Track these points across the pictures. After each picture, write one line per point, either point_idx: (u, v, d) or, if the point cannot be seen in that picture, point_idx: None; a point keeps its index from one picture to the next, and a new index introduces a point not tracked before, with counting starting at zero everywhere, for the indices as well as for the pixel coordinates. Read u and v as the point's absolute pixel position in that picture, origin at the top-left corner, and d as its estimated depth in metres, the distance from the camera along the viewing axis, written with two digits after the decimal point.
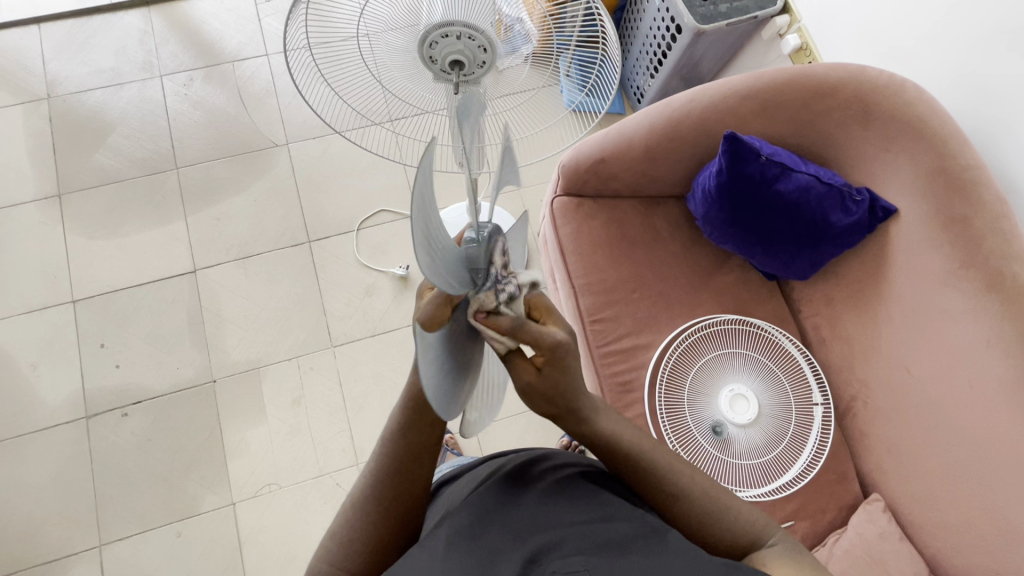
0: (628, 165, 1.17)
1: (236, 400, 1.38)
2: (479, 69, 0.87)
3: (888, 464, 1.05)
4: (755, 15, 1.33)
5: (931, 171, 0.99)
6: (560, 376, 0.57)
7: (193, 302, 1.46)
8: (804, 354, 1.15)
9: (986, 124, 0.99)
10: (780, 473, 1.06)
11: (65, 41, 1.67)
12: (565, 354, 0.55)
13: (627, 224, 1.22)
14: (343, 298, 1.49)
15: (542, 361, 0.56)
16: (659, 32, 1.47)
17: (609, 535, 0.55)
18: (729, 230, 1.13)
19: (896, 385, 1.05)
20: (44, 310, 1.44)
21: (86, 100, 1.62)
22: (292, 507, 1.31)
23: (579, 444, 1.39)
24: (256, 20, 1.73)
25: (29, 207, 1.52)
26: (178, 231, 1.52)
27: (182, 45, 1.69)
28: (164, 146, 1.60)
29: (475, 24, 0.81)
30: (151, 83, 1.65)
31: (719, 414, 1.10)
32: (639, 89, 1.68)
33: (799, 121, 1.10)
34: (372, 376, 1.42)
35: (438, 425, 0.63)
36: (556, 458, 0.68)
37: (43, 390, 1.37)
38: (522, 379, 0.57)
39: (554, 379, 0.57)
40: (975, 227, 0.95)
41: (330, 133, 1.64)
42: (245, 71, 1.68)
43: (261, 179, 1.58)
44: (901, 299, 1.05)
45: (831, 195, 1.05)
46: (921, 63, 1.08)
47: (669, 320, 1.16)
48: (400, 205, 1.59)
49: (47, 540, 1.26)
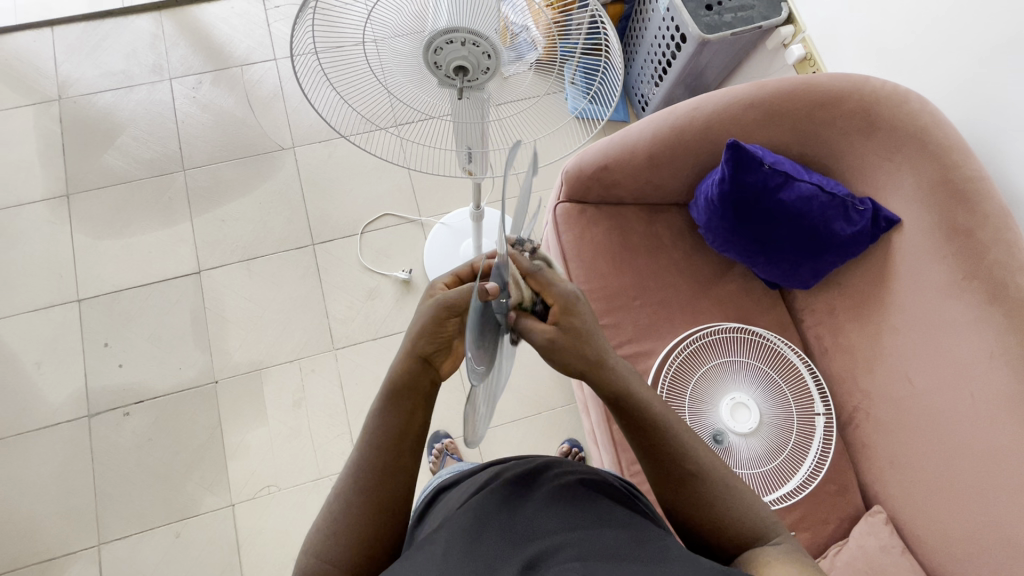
0: (630, 173, 1.17)
1: (237, 401, 1.39)
2: (483, 75, 0.89)
3: (891, 476, 1.05)
4: (759, 25, 1.33)
5: (933, 181, 0.99)
6: (575, 321, 0.64)
7: (196, 303, 1.47)
8: (806, 363, 1.15)
9: (990, 136, 0.99)
10: (782, 484, 1.05)
11: (78, 44, 1.69)
12: (574, 301, 0.64)
13: (630, 231, 1.22)
14: (346, 302, 1.49)
15: (558, 311, 0.63)
16: (664, 41, 1.48)
17: (608, 543, 0.55)
18: (732, 238, 1.13)
19: (898, 396, 1.05)
20: (49, 309, 1.45)
21: (97, 102, 1.64)
22: (291, 509, 1.30)
23: (578, 451, 1.39)
24: (266, 26, 1.75)
25: (37, 207, 1.53)
26: (183, 232, 1.53)
27: (192, 49, 1.71)
28: (171, 148, 1.61)
29: (480, 32, 0.83)
30: (160, 86, 1.67)
31: (720, 422, 1.09)
32: (644, 97, 1.69)
33: (802, 131, 1.10)
34: (373, 379, 1.42)
35: (424, 410, 0.66)
36: (554, 466, 0.68)
37: (46, 388, 1.38)
38: (543, 335, 0.62)
39: (570, 330, 0.63)
40: (979, 238, 0.94)
41: (336, 138, 1.66)
42: (253, 75, 1.69)
43: (267, 181, 1.60)
44: (904, 310, 1.05)
45: (833, 205, 1.05)
46: (925, 74, 1.08)
47: (671, 328, 1.16)
48: (404, 209, 1.60)
49: (46, 539, 1.26)
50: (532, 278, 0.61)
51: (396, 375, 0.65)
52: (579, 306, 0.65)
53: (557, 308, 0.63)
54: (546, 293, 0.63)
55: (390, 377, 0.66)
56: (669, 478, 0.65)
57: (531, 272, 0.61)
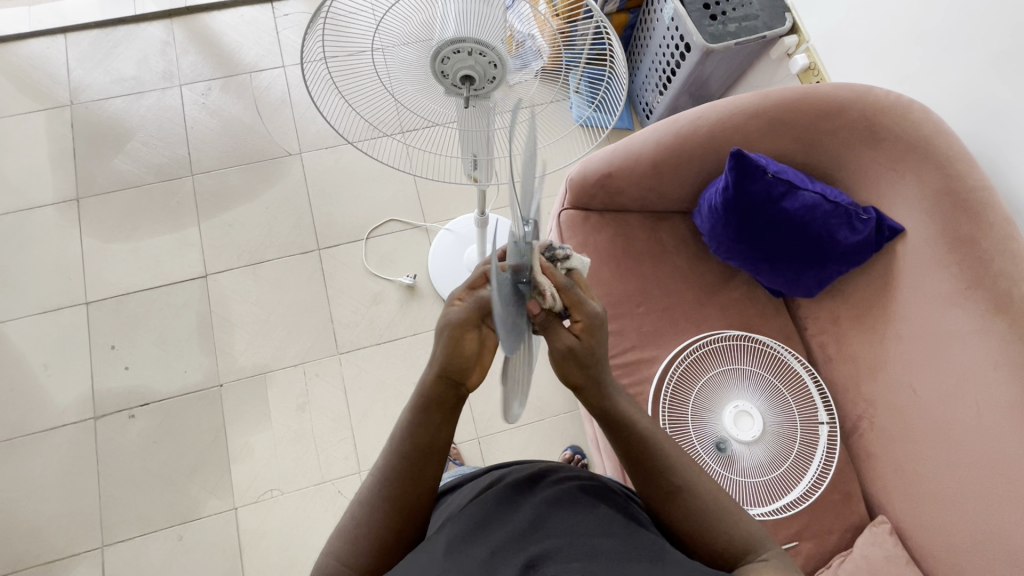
0: (635, 180, 1.18)
1: (243, 404, 1.40)
2: (489, 84, 0.90)
3: (894, 485, 1.04)
4: (763, 36, 1.35)
5: (938, 190, 0.99)
6: (596, 340, 0.62)
7: (203, 307, 1.48)
8: (810, 371, 1.14)
9: (993, 145, 0.99)
10: (784, 493, 1.05)
11: (89, 51, 1.72)
12: (601, 322, 0.62)
13: (633, 238, 1.22)
14: (351, 306, 1.50)
15: (582, 327, 0.61)
16: (669, 50, 1.49)
17: (610, 548, 0.55)
18: (735, 247, 1.14)
19: (902, 404, 1.05)
20: (57, 311, 1.46)
21: (107, 108, 1.66)
22: (293, 513, 1.31)
23: (581, 458, 1.38)
24: (274, 33, 1.77)
25: (48, 211, 1.55)
26: (190, 236, 1.55)
27: (202, 56, 1.73)
28: (180, 153, 1.63)
29: (487, 42, 0.84)
30: (171, 92, 1.69)
31: (723, 430, 1.09)
32: (648, 106, 1.70)
33: (805, 140, 1.11)
34: (376, 384, 1.43)
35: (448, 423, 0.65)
36: (556, 469, 0.68)
37: (54, 390, 1.39)
38: (562, 343, 0.61)
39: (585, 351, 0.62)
40: (983, 247, 0.94)
41: (343, 144, 1.67)
42: (262, 82, 1.71)
43: (274, 187, 1.61)
44: (908, 318, 1.04)
45: (837, 214, 1.05)
46: (929, 84, 1.08)
47: (675, 335, 1.16)
48: (409, 215, 1.61)
49: (50, 541, 1.27)
50: (565, 293, 0.59)
51: (422, 389, 0.65)
52: (604, 325, 0.63)
53: (584, 325, 0.61)
54: (576, 309, 0.60)
55: (418, 391, 0.65)
56: (661, 490, 0.66)
57: (565, 287, 0.59)
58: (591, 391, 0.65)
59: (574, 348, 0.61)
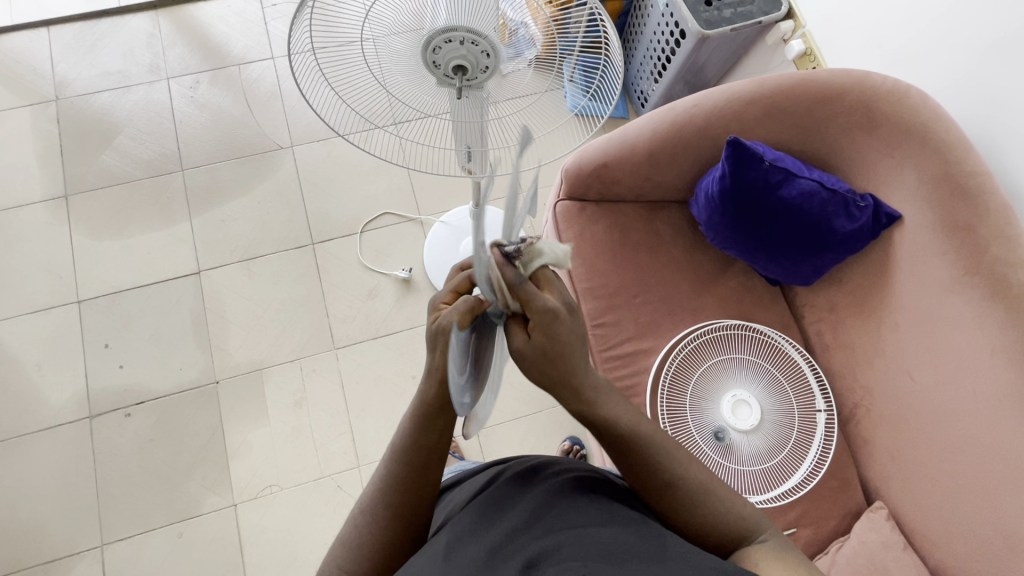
0: (630, 169, 1.16)
1: (240, 400, 1.39)
2: (481, 74, 0.88)
3: (891, 470, 1.05)
4: (760, 21, 1.33)
5: (936, 176, 0.98)
6: (551, 341, 0.59)
7: (197, 304, 1.47)
8: (807, 359, 1.14)
9: (991, 131, 0.98)
10: (783, 480, 1.06)
11: (74, 44, 1.68)
12: (553, 319, 0.58)
13: (629, 230, 1.21)
14: (346, 300, 1.49)
15: (534, 326, 0.58)
16: (663, 37, 1.47)
17: (609, 542, 0.55)
18: (732, 236, 1.13)
19: (899, 391, 1.05)
20: (49, 311, 1.45)
21: (93, 103, 1.63)
22: (292, 507, 1.31)
23: (581, 449, 1.38)
24: (263, 24, 1.74)
25: (36, 208, 1.53)
26: (182, 232, 1.53)
27: (189, 48, 1.70)
28: (170, 148, 1.61)
29: (479, 30, 0.82)
30: (158, 86, 1.66)
31: (721, 419, 1.10)
32: (644, 94, 1.69)
33: (801, 127, 1.10)
34: (373, 377, 1.42)
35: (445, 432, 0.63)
36: (558, 465, 0.68)
37: (48, 390, 1.38)
38: (514, 344, 0.60)
39: (542, 349, 0.59)
40: (980, 233, 0.94)
41: (335, 137, 1.65)
42: (251, 75, 1.69)
43: (266, 182, 1.59)
44: (906, 306, 1.04)
45: (835, 201, 1.04)
46: (926, 69, 1.07)
47: (672, 326, 1.15)
48: (403, 208, 1.59)
49: (49, 541, 1.26)
50: (515, 291, 0.57)
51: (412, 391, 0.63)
52: (560, 322, 0.59)
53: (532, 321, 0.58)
54: (528, 308, 0.58)
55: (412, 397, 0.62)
56: (661, 487, 0.65)
57: (517, 284, 0.56)
58: (589, 388, 0.65)
59: (527, 346, 0.59)
